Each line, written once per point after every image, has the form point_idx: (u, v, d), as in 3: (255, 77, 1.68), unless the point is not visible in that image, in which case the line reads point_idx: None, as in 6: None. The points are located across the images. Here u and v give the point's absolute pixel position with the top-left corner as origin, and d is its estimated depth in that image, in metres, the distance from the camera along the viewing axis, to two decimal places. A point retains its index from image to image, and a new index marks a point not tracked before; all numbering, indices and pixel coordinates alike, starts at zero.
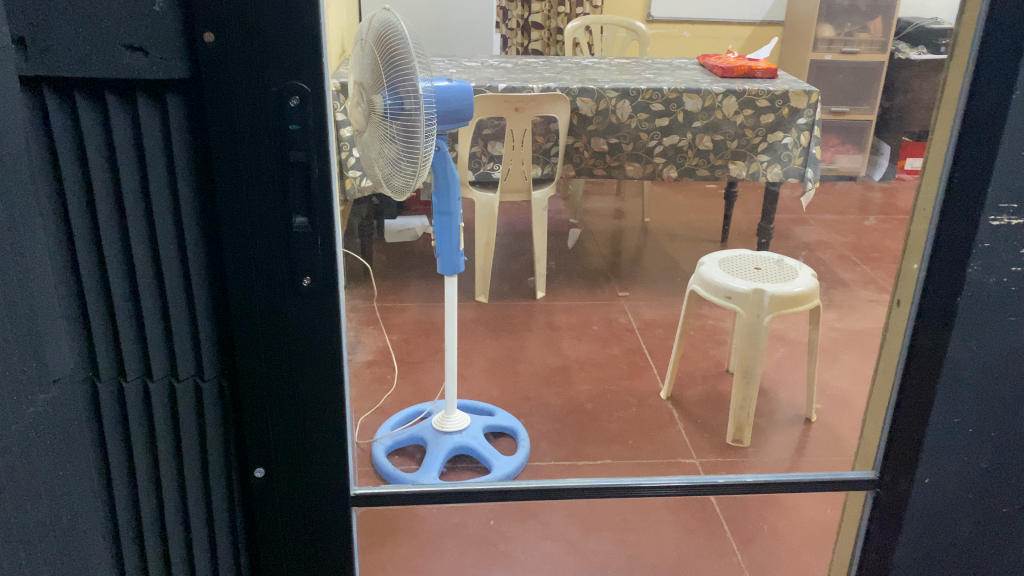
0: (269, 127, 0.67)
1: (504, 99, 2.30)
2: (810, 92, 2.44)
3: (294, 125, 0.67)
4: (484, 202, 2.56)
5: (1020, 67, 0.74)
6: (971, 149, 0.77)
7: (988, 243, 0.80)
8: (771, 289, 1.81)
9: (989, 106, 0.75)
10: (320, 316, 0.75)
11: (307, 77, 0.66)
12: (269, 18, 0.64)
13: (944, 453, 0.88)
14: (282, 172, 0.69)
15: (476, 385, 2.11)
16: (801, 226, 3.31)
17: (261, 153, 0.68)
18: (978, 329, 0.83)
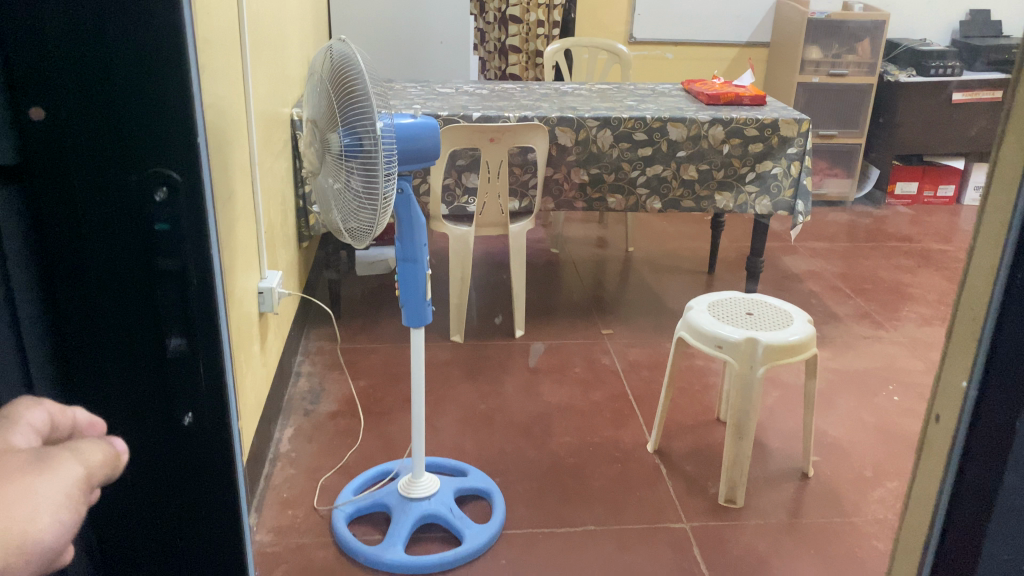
0: (128, 222, 0.63)
1: (479, 129, 2.14)
2: (801, 121, 2.30)
3: (162, 221, 0.64)
4: (458, 236, 2.34)
5: None
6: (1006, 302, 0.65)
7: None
8: (766, 338, 1.68)
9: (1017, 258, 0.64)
10: (197, 434, 0.71)
11: (174, 165, 0.63)
12: (127, 106, 0.60)
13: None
14: (147, 274, 0.65)
15: (447, 439, 1.96)
16: (790, 255, 3.19)
17: (124, 254, 0.64)
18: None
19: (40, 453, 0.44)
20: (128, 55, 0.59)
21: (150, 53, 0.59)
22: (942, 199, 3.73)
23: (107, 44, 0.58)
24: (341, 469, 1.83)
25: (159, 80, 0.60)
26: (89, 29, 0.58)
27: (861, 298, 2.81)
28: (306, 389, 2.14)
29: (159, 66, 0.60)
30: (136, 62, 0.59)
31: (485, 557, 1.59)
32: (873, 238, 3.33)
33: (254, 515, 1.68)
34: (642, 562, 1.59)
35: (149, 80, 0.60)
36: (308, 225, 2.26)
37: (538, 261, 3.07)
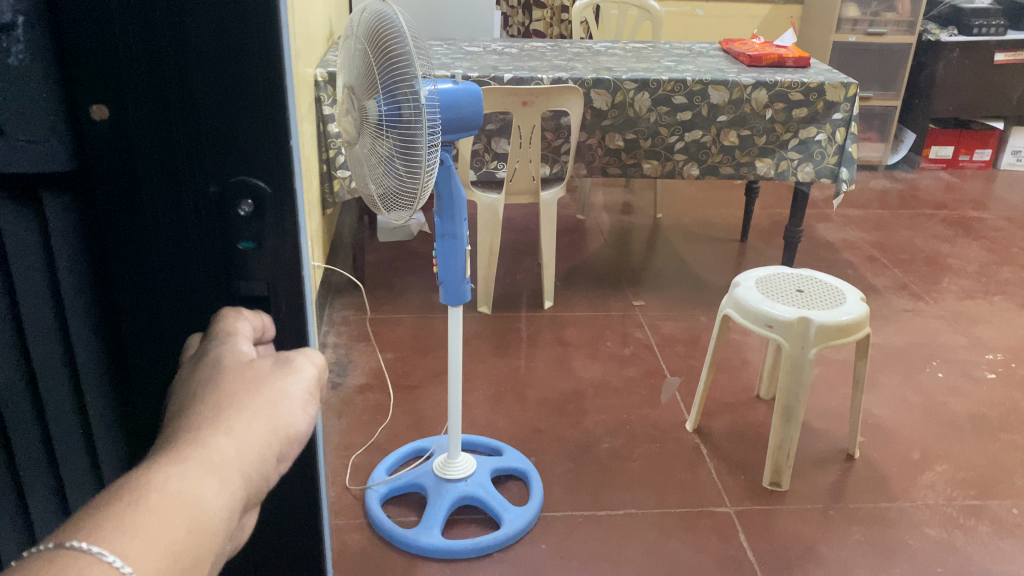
0: (211, 240, 0.54)
1: (511, 92, 2.04)
2: (849, 84, 2.19)
3: (248, 242, 0.55)
4: (487, 204, 2.27)
5: None
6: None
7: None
8: (818, 318, 1.60)
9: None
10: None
11: (265, 175, 0.53)
12: (214, 109, 0.51)
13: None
14: (225, 291, 0.56)
15: (479, 417, 1.90)
16: (823, 223, 3.09)
17: (203, 271, 0.56)
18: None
19: (279, 357, 0.52)
20: (207, 42, 0.49)
21: (231, 42, 0.49)
22: (979, 162, 3.60)
23: (191, 38, 0.49)
24: (372, 447, 1.78)
25: (237, 72, 0.50)
26: (162, 15, 0.48)
27: (898, 269, 2.72)
28: (332, 362, 2.08)
29: (245, 62, 0.50)
30: (218, 55, 0.49)
31: (523, 542, 1.54)
32: (908, 206, 3.23)
33: None
34: (686, 550, 1.53)
35: (225, 70, 0.50)
36: (333, 191, 2.17)
37: (563, 229, 2.99)
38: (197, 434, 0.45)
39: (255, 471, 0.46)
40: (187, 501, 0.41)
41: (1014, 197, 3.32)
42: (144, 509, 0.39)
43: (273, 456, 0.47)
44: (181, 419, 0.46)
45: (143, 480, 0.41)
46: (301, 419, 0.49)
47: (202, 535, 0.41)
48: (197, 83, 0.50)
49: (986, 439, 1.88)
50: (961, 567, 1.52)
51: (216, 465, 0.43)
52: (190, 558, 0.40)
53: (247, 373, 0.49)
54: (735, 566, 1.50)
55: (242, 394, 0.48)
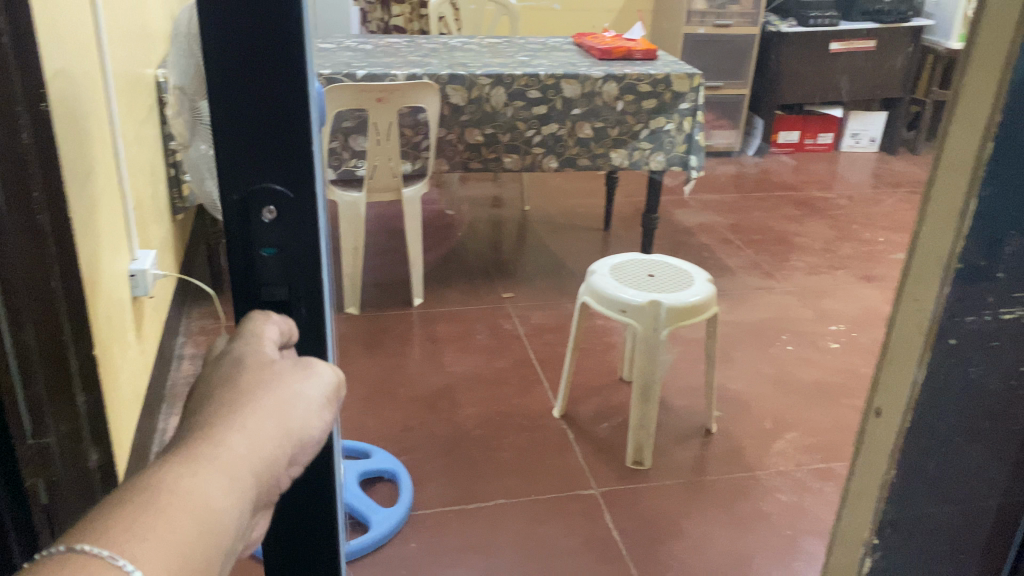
0: (236, 242, 0.57)
1: (364, 89, 2.03)
2: (692, 75, 2.28)
3: (269, 247, 0.57)
4: (348, 204, 2.22)
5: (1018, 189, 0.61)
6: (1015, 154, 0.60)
7: (955, 340, 0.66)
8: (668, 301, 1.66)
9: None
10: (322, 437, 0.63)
11: (285, 181, 0.55)
12: (236, 121, 0.53)
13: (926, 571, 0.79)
14: (249, 290, 0.59)
15: (348, 419, 1.87)
16: (683, 208, 3.21)
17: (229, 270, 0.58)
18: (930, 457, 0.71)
19: (298, 360, 0.58)
20: (227, 50, 0.51)
21: (254, 51, 0.51)
22: (822, 145, 3.83)
23: (208, 46, 0.51)
24: None
25: (256, 82, 0.52)
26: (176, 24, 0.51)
27: (752, 249, 2.86)
28: (191, 374, 2.01)
29: (266, 70, 0.52)
30: (240, 65, 0.52)
31: (394, 542, 1.53)
32: (760, 189, 3.40)
33: None
34: (555, 534, 1.57)
35: (245, 80, 0.52)
36: (183, 196, 2.10)
37: (432, 224, 2.98)
38: (213, 433, 0.50)
39: (264, 472, 0.51)
40: (198, 503, 0.46)
41: (854, 177, 3.55)
42: (159, 506, 0.45)
43: (284, 459, 0.53)
44: (203, 414, 0.52)
45: (160, 480, 0.47)
46: (312, 426, 0.55)
47: (212, 533, 0.46)
48: (219, 94, 0.52)
49: (832, 405, 2.01)
50: (810, 527, 1.62)
51: (228, 466, 0.49)
52: (197, 555, 0.45)
53: (267, 372, 0.55)
54: (603, 545, 1.55)
55: (258, 394, 0.53)
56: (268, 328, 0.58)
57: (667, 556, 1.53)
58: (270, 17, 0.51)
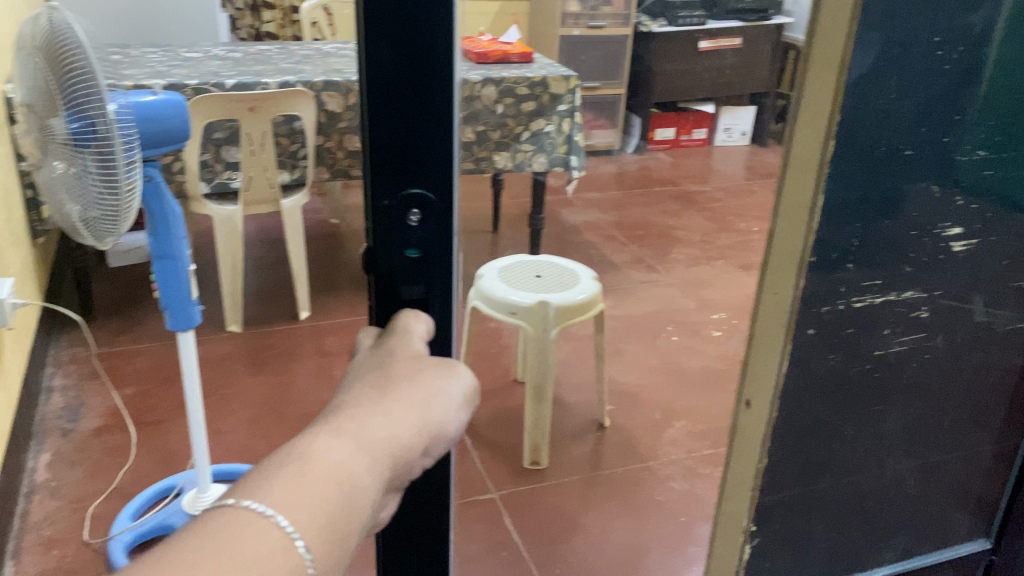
0: (381, 248, 0.66)
1: (234, 98, 1.95)
2: (569, 77, 2.32)
3: (413, 248, 0.67)
4: (224, 217, 2.16)
5: (853, 197, 0.73)
6: (856, 165, 0.72)
7: (813, 328, 0.78)
8: (556, 301, 1.68)
9: (868, 116, 0.70)
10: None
11: (428, 188, 0.65)
12: (391, 141, 0.62)
13: (796, 528, 0.93)
14: (390, 290, 0.68)
15: (236, 442, 1.80)
16: (568, 207, 3.25)
17: (374, 273, 0.68)
18: (799, 427, 0.85)
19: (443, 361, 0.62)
20: (394, 80, 0.61)
21: (415, 80, 0.61)
22: (697, 141, 3.96)
23: (374, 76, 0.60)
24: (114, 493, 1.63)
25: (416, 107, 0.62)
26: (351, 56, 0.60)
27: (636, 244, 2.93)
28: (61, 406, 1.89)
29: (423, 96, 0.61)
30: (403, 91, 0.61)
31: None
32: (641, 185, 3.49)
33: (11, 564, 1.45)
34: None
35: (406, 103, 0.61)
36: (42, 217, 1.98)
37: (316, 235, 2.91)
38: (360, 412, 0.54)
39: (401, 457, 0.54)
40: (344, 467, 0.49)
41: (729, 169, 3.69)
42: (310, 461, 0.48)
43: (420, 448, 0.56)
44: (353, 395, 0.56)
45: (311, 441, 0.50)
46: (447, 419, 0.58)
47: (352, 508, 0.48)
48: (377, 119, 0.62)
49: (717, 391, 2.08)
50: (702, 512, 1.67)
51: (373, 443, 0.52)
52: (341, 518, 0.47)
53: (415, 371, 0.59)
54: (505, 550, 1.54)
55: (404, 385, 0.57)
56: (414, 321, 0.67)
57: (569, 555, 1.54)
58: (422, 53, 0.60)
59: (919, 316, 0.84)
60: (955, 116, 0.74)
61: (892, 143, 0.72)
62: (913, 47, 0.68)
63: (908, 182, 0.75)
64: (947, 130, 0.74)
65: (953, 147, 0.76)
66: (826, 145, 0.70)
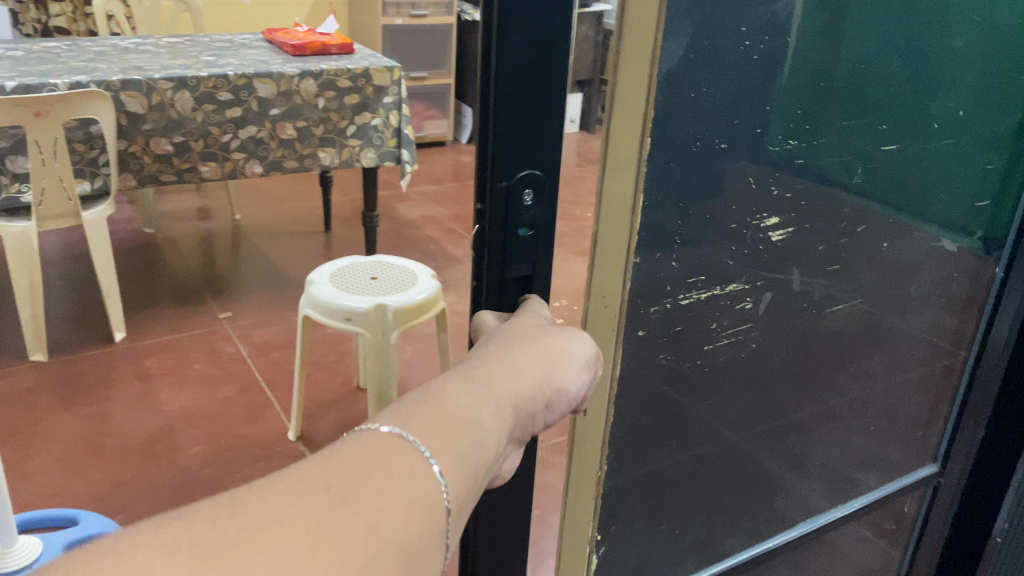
0: (496, 225, 0.66)
1: (17, 103, 1.73)
2: (392, 68, 2.24)
3: (524, 226, 0.67)
4: (17, 233, 1.93)
5: (678, 169, 0.65)
6: (673, 166, 0.64)
7: (641, 332, 0.71)
8: (393, 302, 1.61)
9: (679, 110, 0.62)
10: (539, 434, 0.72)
11: (540, 161, 0.66)
12: (515, 113, 0.63)
13: (645, 544, 0.87)
14: (502, 265, 0.68)
15: (46, 486, 1.62)
16: (403, 203, 3.18)
17: (484, 249, 0.67)
18: (627, 440, 0.77)
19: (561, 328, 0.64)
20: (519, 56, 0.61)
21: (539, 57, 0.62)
22: None
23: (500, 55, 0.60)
24: None
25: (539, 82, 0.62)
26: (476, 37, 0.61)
27: None
28: None
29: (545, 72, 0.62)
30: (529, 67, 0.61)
31: None
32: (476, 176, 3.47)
33: None
34: None
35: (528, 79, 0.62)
36: None
37: (130, 246, 2.68)
38: (485, 362, 0.54)
39: (522, 408, 0.54)
40: (472, 410, 0.49)
41: None
42: (437, 397, 0.48)
43: (541, 401, 0.56)
44: (479, 352, 0.57)
45: (439, 381, 0.50)
46: (572, 380, 0.58)
47: (484, 447, 0.48)
48: (504, 91, 0.62)
49: None
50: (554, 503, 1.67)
51: (498, 390, 0.52)
52: (472, 455, 0.47)
53: (531, 333, 0.60)
54: None
55: (523, 342, 0.58)
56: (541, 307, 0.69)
57: None
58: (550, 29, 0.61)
59: (746, 307, 0.79)
60: (770, 101, 0.68)
61: (706, 135, 0.65)
62: (717, 27, 0.60)
63: (712, 177, 0.68)
64: (767, 112, 0.68)
65: (769, 134, 0.70)
66: (640, 146, 0.61)
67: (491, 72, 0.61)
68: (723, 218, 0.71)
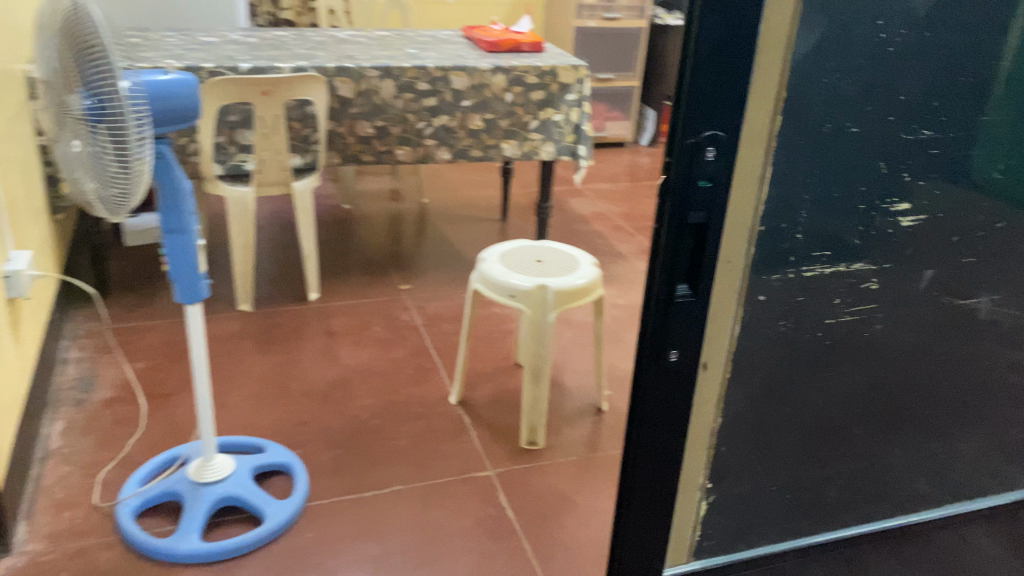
0: (677, 186, 0.63)
1: (249, 82, 1.98)
2: (578, 67, 2.36)
3: (705, 180, 0.64)
4: (237, 198, 2.19)
5: (818, 135, 0.70)
6: (802, 148, 0.69)
7: (764, 296, 0.76)
8: (556, 284, 1.72)
9: (814, 100, 0.68)
10: (675, 392, 0.74)
11: (727, 126, 0.63)
12: (708, 87, 0.60)
13: (748, 501, 0.93)
14: (679, 233, 0.65)
15: (241, 415, 1.85)
16: (578, 197, 3.28)
17: (663, 213, 0.64)
18: (759, 396, 0.84)
19: None
20: None
21: None
22: None
23: None
24: (123, 459, 1.70)
25: None
26: None
27: (642, 235, 2.95)
28: (75, 377, 1.95)
29: None
30: None
31: (290, 533, 1.54)
32: (652, 177, 3.51)
33: (22, 523, 1.52)
34: (447, 517, 1.60)
35: None
36: (60, 195, 2.05)
37: (329, 218, 2.95)
38: None
39: None
40: None
41: None
42: None
43: None
44: None
45: None
46: None
47: None
48: (701, 58, 0.59)
49: None
50: None
51: None
52: None
53: None
54: (495, 524, 1.59)
55: None
56: None
57: (557, 530, 1.59)
58: None
59: (870, 287, 0.83)
60: (903, 94, 0.72)
61: (839, 121, 0.70)
62: (851, 28, 0.65)
63: (861, 165, 0.74)
64: (893, 105, 0.72)
65: (898, 131, 0.74)
66: (770, 123, 0.65)
67: (686, 61, 0.60)
68: (851, 196, 0.75)
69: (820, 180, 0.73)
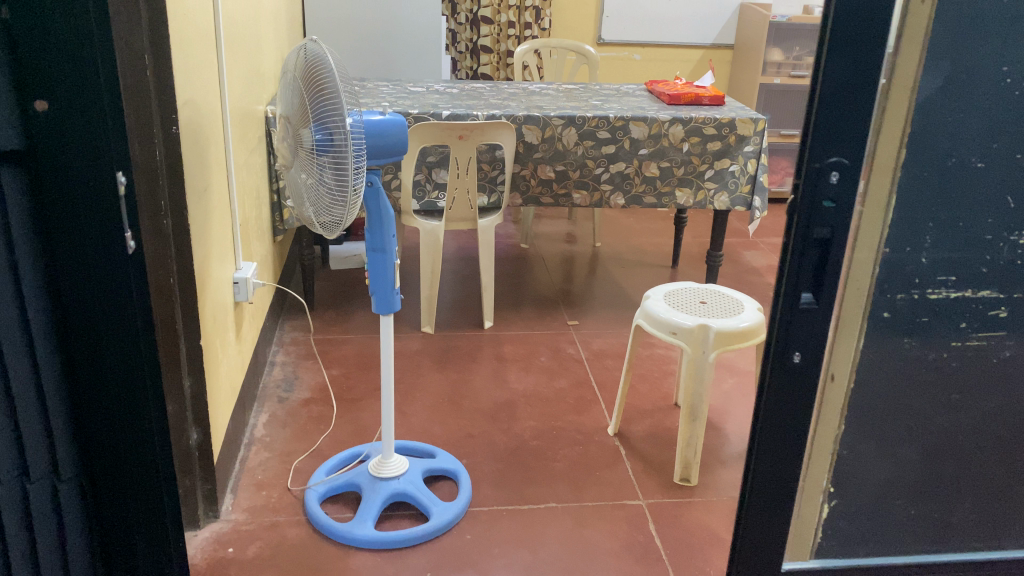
0: (805, 206, 0.76)
1: (447, 127, 2.20)
2: (757, 120, 2.41)
3: (830, 201, 0.76)
4: (427, 231, 2.40)
5: (941, 161, 0.79)
6: (923, 176, 0.80)
7: (887, 312, 0.85)
8: (717, 325, 1.78)
9: (932, 138, 0.79)
10: (799, 388, 0.85)
11: (849, 154, 0.76)
12: (834, 117, 0.74)
13: (869, 519, 0.98)
14: (807, 245, 0.78)
15: (417, 424, 2.03)
16: (752, 250, 3.28)
17: (793, 225, 0.77)
18: (874, 408, 0.91)
19: None
20: None
21: None
22: None
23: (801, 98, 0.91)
24: (314, 451, 1.92)
25: None
26: None
27: None
28: (280, 378, 2.22)
29: None
30: None
31: (453, 532, 1.67)
32: None
33: (229, 496, 1.75)
34: (598, 537, 1.68)
35: None
36: (282, 219, 2.37)
37: (508, 256, 3.15)
38: None
39: None
40: None
41: None
42: None
43: None
44: None
45: None
46: None
47: None
48: (828, 96, 0.73)
49: None
50: None
51: None
52: None
53: None
54: (642, 550, 1.65)
55: None
56: None
57: (704, 563, 1.62)
58: None
59: (996, 313, 0.88)
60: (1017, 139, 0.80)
61: (957, 156, 0.80)
62: (969, 71, 0.76)
63: (978, 199, 0.82)
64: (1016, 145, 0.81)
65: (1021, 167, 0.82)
66: (897, 157, 0.78)
67: (814, 99, 0.74)
68: (972, 229, 0.83)
69: (942, 204, 0.82)
